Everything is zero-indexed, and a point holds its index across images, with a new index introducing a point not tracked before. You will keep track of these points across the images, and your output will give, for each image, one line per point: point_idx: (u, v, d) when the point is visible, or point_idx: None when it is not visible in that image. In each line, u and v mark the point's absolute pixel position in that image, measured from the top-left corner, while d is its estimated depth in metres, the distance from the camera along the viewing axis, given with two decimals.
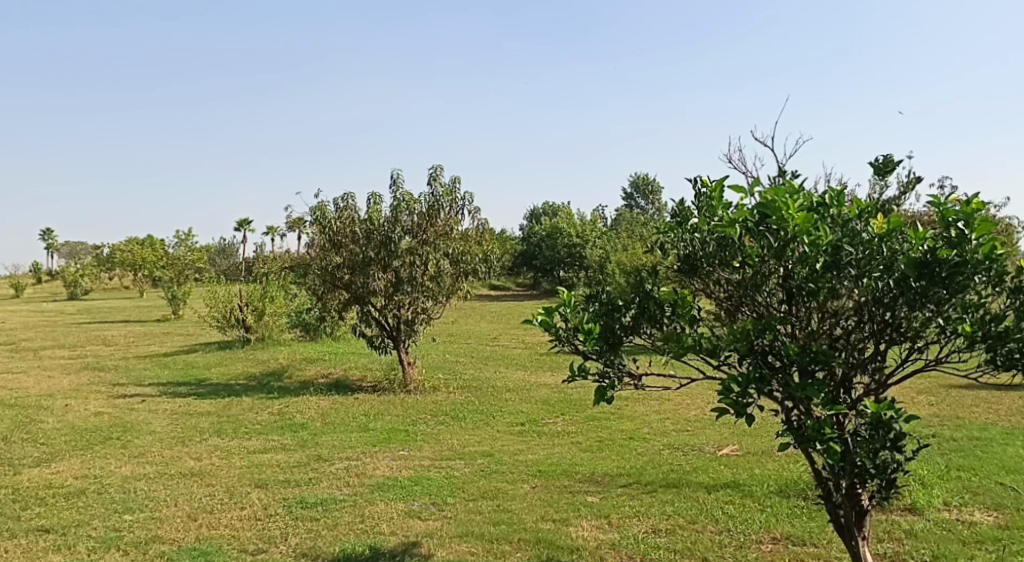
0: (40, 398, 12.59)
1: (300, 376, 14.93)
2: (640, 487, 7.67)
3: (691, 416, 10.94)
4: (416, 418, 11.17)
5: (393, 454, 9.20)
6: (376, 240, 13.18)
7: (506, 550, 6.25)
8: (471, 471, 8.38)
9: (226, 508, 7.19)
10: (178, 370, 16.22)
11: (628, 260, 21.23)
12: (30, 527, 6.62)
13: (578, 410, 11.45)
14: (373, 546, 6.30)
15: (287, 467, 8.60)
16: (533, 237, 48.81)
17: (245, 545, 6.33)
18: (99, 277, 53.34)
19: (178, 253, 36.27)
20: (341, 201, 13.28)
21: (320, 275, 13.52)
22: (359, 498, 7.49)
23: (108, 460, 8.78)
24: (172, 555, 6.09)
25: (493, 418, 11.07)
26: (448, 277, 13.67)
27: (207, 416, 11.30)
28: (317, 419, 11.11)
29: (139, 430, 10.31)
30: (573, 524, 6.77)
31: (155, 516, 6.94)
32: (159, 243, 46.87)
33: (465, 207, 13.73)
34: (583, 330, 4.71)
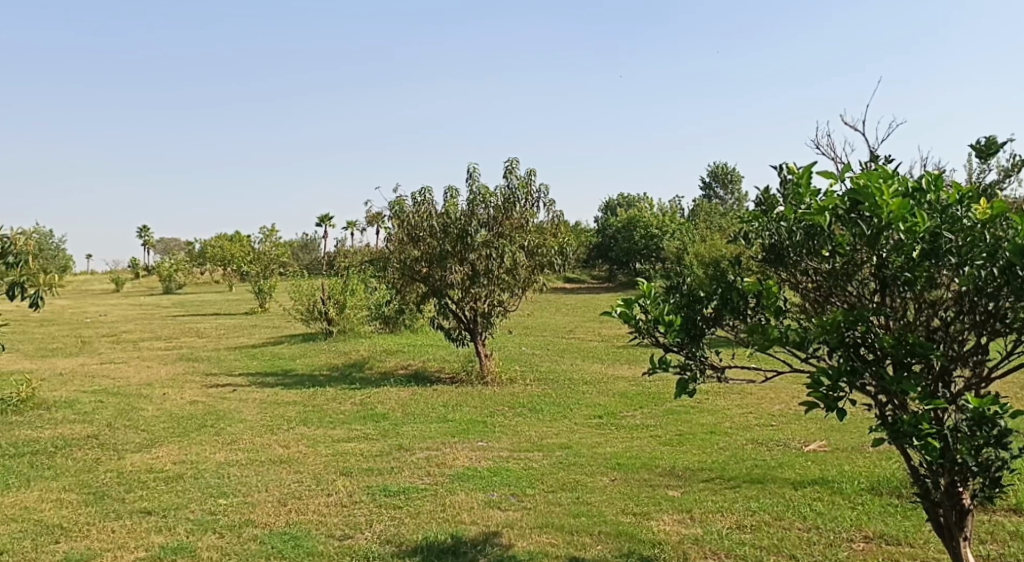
0: (140, 387, 13.23)
1: (380, 368, 15.24)
2: (723, 482, 7.53)
3: (775, 411, 10.69)
4: (495, 409, 11.26)
5: (472, 445, 9.29)
6: (453, 233, 13.30)
7: (587, 543, 6.23)
8: (550, 462, 8.40)
9: (314, 494, 7.40)
10: (265, 360, 16.77)
11: (707, 251, 20.83)
12: (134, 509, 6.96)
13: (657, 404, 11.33)
14: (455, 535, 6.39)
15: (370, 456, 8.79)
16: (609, 229, 48.47)
17: (332, 531, 6.49)
18: (192, 272, 55.74)
19: (264, 248, 37.49)
20: (419, 195, 13.47)
21: (399, 269, 13.76)
22: (440, 487, 7.60)
23: (204, 446, 9.15)
24: (264, 539, 6.30)
25: (571, 410, 11.07)
26: (524, 269, 13.63)
27: (294, 406, 11.65)
28: (397, 410, 11.33)
29: (231, 418, 10.72)
30: (654, 518, 6.70)
31: (248, 501, 7.20)
32: (246, 239, 48.59)
33: (541, 200, 13.71)
34: (663, 322, 4.66)
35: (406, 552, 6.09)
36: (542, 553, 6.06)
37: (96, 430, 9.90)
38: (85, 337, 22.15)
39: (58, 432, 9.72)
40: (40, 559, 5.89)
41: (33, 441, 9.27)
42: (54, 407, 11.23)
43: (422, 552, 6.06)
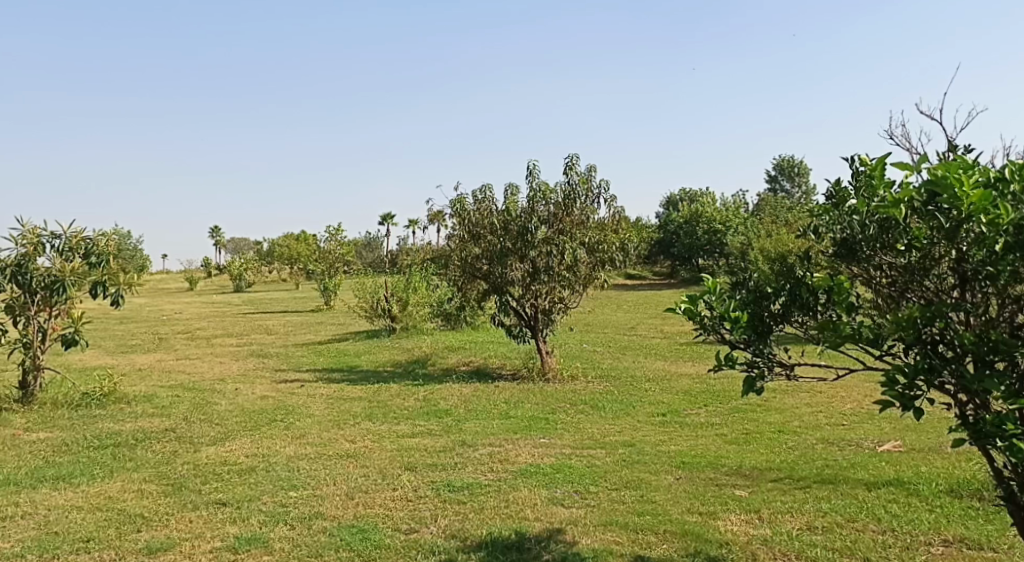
0: (213, 382, 13.63)
1: (442, 364, 15.37)
2: (792, 482, 7.38)
3: (846, 410, 10.41)
4: (557, 406, 11.25)
5: (535, 441, 9.29)
6: (513, 230, 13.32)
7: (652, 542, 6.18)
8: (614, 460, 8.35)
9: (380, 488, 7.51)
10: (331, 357, 17.10)
11: (773, 246, 20.39)
12: (209, 500, 7.18)
13: (723, 402, 11.15)
14: (519, 531, 6.40)
15: (434, 451, 8.88)
16: (671, 225, 47.93)
17: (398, 525, 6.58)
18: (261, 271, 57.23)
19: (329, 247, 38.22)
20: (479, 193, 13.54)
21: (460, 266, 13.85)
22: (504, 483, 7.63)
23: (274, 440, 9.38)
24: (333, 531, 6.42)
25: (634, 408, 10.98)
26: (584, 266, 13.56)
27: (359, 401, 11.85)
28: (460, 406, 11.41)
29: (299, 413, 10.95)
30: (721, 518, 6.60)
31: (317, 494, 7.35)
32: (312, 238, 49.61)
33: (601, 196, 13.62)
34: (729, 318, 4.60)
35: (471, 547, 6.13)
36: (607, 551, 6.02)
37: (172, 423, 10.24)
38: (161, 334, 22.95)
39: (138, 425, 10.09)
40: (123, 546, 6.12)
41: (115, 433, 9.64)
42: (134, 401, 11.65)
43: (487, 548, 6.09)
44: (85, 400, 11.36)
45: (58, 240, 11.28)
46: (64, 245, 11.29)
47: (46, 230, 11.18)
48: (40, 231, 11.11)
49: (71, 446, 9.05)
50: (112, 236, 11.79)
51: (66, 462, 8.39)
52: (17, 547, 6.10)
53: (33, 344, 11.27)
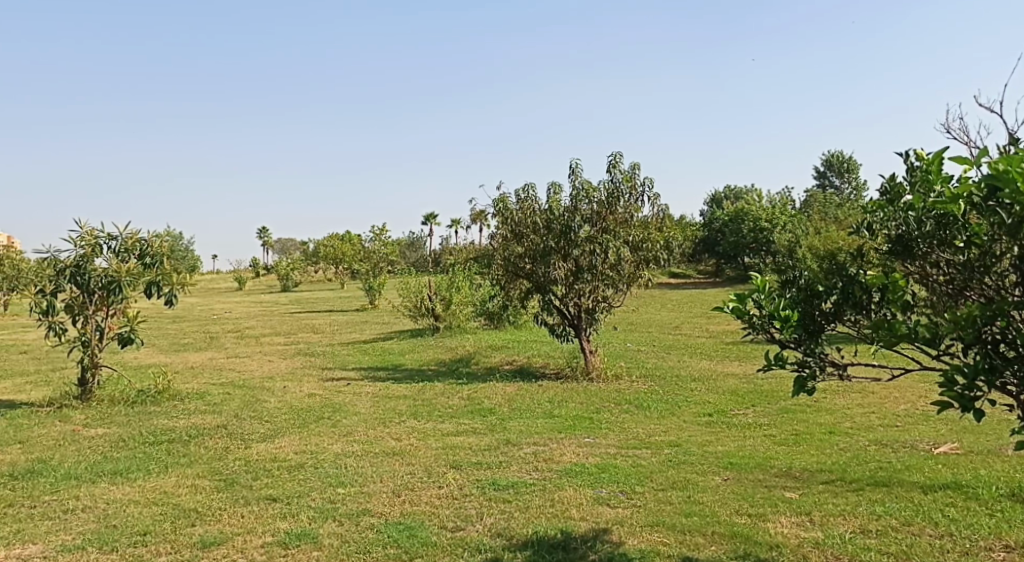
0: (262, 380, 13.87)
1: (486, 363, 15.41)
2: (844, 485, 7.23)
3: (900, 411, 10.18)
4: (601, 406, 11.19)
5: (580, 441, 9.26)
6: (556, 229, 13.29)
7: (700, 543, 6.11)
8: (659, 460, 8.28)
9: (426, 486, 7.55)
10: (377, 355, 17.25)
11: (821, 244, 20.01)
12: (260, 496, 7.30)
13: (771, 402, 10.99)
14: (565, 530, 6.39)
15: (479, 450, 8.91)
16: (716, 223, 47.40)
17: (444, 523, 6.61)
18: (307, 271, 58.07)
19: (373, 247, 38.59)
20: (522, 192, 13.54)
21: (503, 266, 13.88)
22: (549, 482, 7.62)
23: (322, 437, 9.51)
24: (380, 528, 6.49)
25: (680, 407, 10.88)
26: (628, 264, 13.46)
27: (404, 400, 11.94)
28: (504, 405, 11.42)
29: (346, 411, 11.08)
30: (771, 520, 6.50)
31: (364, 491, 7.42)
32: (356, 238, 50.15)
33: (645, 194, 13.52)
34: (779, 317, 4.51)
35: (517, 545, 6.13)
36: (654, 552, 5.97)
37: (224, 420, 10.45)
38: (212, 333, 23.42)
39: (190, 422, 10.31)
40: (178, 540, 6.26)
41: (169, 430, 9.86)
42: (186, 398, 11.91)
43: (533, 547, 6.09)
44: (140, 397, 11.65)
45: (114, 241, 11.59)
46: (120, 246, 11.60)
47: (103, 232, 11.49)
48: (97, 233, 11.42)
49: (128, 442, 9.28)
50: (166, 237, 12.07)
51: (123, 457, 8.61)
52: (77, 540, 6.27)
53: (92, 342, 11.59)
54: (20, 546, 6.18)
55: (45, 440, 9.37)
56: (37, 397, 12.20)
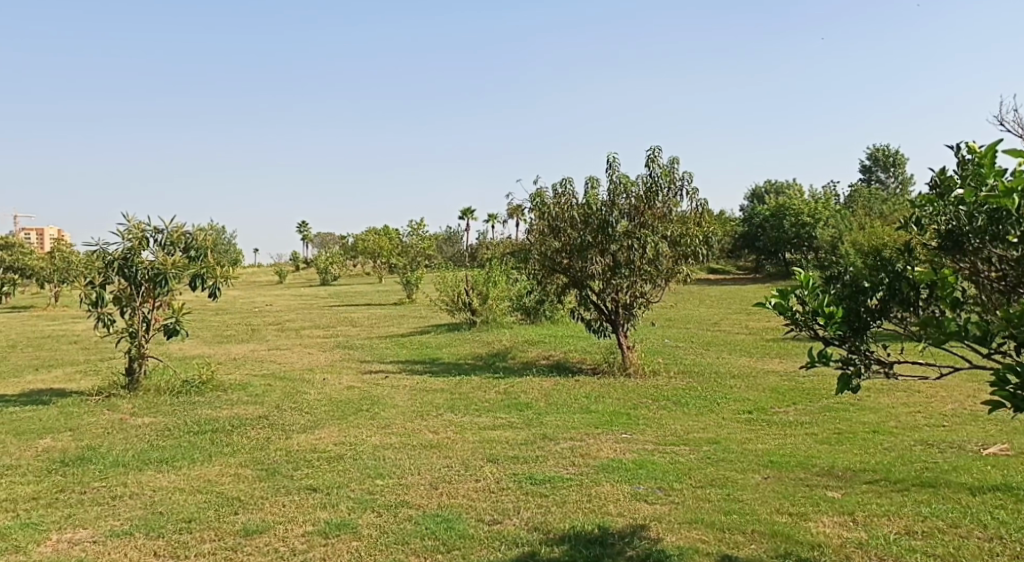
0: (303, 372, 14.05)
1: (523, 358, 15.42)
2: (889, 485, 7.11)
3: (947, 411, 9.96)
4: (639, 402, 11.13)
5: (617, 437, 9.22)
6: (594, 224, 13.25)
7: (740, 541, 6.05)
8: (698, 457, 8.21)
9: (464, 479, 7.59)
10: (414, 349, 17.35)
11: (866, 239, 19.62)
12: (301, 486, 7.39)
13: (813, 400, 10.82)
14: (602, 525, 6.37)
15: (516, 444, 8.91)
16: (756, 218, 46.80)
17: (482, 516, 6.63)
18: (345, 265, 58.68)
19: (411, 241, 38.83)
20: (559, 186, 13.49)
21: (540, 260, 13.85)
22: (586, 477, 7.60)
23: (361, 429, 9.59)
24: (419, 520, 6.53)
25: (719, 405, 10.77)
26: (666, 259, 13.33)
27: (442, 393, 12.00)
28: (540, 399, 11.42)
29: (384, 403, 11.18)
30: (813, 519, 6.42)
31: (403, 483, 7.48)
32: (394, 233, 50.51)
33: (684, 188, 13.38)
34: (823, 314, 4.41)
35: (555, 540, 6.13)
36: (693, 549, 5.93)
37: (265, 411, 10.60)
38: (253, 325, 23.78)
39: (233, 412, 10.49)
40: (222, 528, 6.37)
41: (212, 419, 10.04)
42: (229, 389, 12.11)
43: (570, 541, 6.09)
44: (185, 387, 11.87)
45: (161, 234, 11.82)
46: (166, 239, 11.83)
47: (150, 225, 11.73)
48: (145, 226, 11.66)
49: (173, 431, 9.47)
50: (210, 230, 12.28)
51: (168, 446, 8.79)
52: (126, 525, 6.42)
53: (139, 333, 11.83)
54: (71, 530, 6.34)
55: (94, 428, 9.60)
56: (86, 385, 12.52)
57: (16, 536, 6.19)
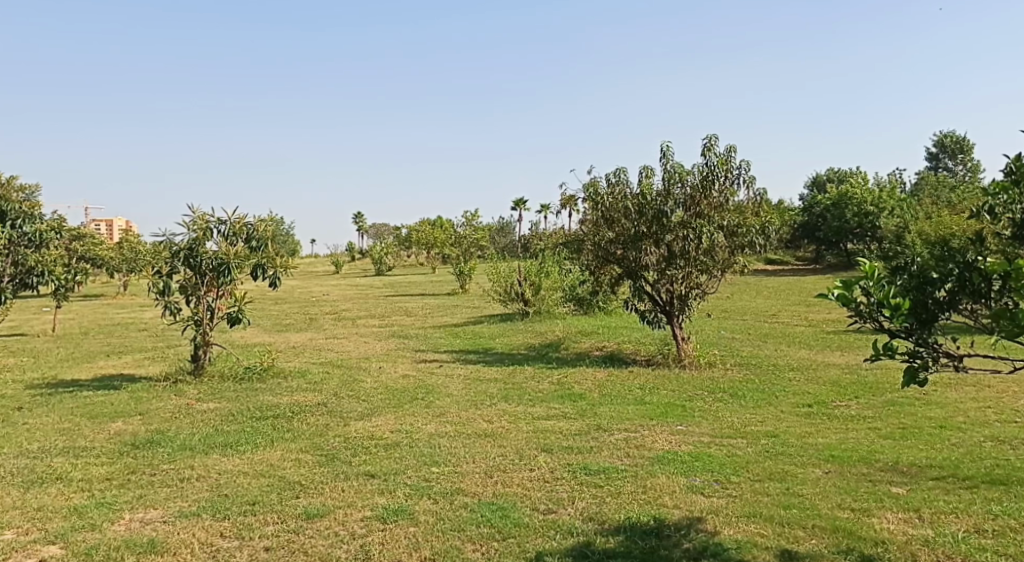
0: (360, 361, 14.26)
1: (576, 349, 15.39)
2: (956, 481, 6.91)
3: (1019, 407, 9.60)
4: (694, 394, 11.03)
5: (672, 428, 9.14)
6: (648, 214, 13.13)
7: (800, 536, 5.95)
8: (755, 451, 8.09)
9: (518, 468, 7.62)
10: (468, 339, 17.47)
11: (932, 228, 18.99)
12: (359, 471, 7.52)
13: (876, 394, 10.56)
14: (657, 517, 6.33)
15: (569, 434, 8.90)
16: (817, 207, 45.76)
17: (536, 505, 6.65)
18: (400, 255, 59.35)
19: (465, 232, 39.14)
20: (613, 176, 13.41)
21: (593, 251, 13.78)
22: (641, 469, 7.55)
23: (417, 418, 9.70)
24: (474, 508, 6.58)
25: (777, 398, 10.59)
26: (722, 250, 13.12)
27: (495, 383, 12.06)
28: (594, 390, 11.40)
29: (439, 392, 11.29)
30: (876, 515, 6.28)
31: (458, 471, 7.55)
32: (448, 224, 50.87)
33: (741, 177, 13.13)
34: (889, 305, 4.26)
35: (610, 530, 6.12)
36: (751, 543, 5.86)
37: (324, 398, 10.80)
38: (311, 314, 24.24)
39: (293, 399, 10.71)
40: (285, 511, 6.52)
41: (273, 406, 10.26)
42: (289, 376, 12.39)
43: (625, 532, 6.07)
44: (248, 374, 12.17)
45: (224, 225, 12.10)
46: (229, 230, 12.09)
47: (213, 217, 12.01)
48: (208, 218, 11.95)
49: (236, 416, 9.72)
50: (271, 221, 12.53)
51: (232, 431, 9.02)
52: (193, 506, 6.62)
53: (204, 322, 12.15)
54: (142, 510, 6.57)
55: (163, 412, 9.92)
56: (154, 372, 12.93)
57: (91, 515, 6.44)
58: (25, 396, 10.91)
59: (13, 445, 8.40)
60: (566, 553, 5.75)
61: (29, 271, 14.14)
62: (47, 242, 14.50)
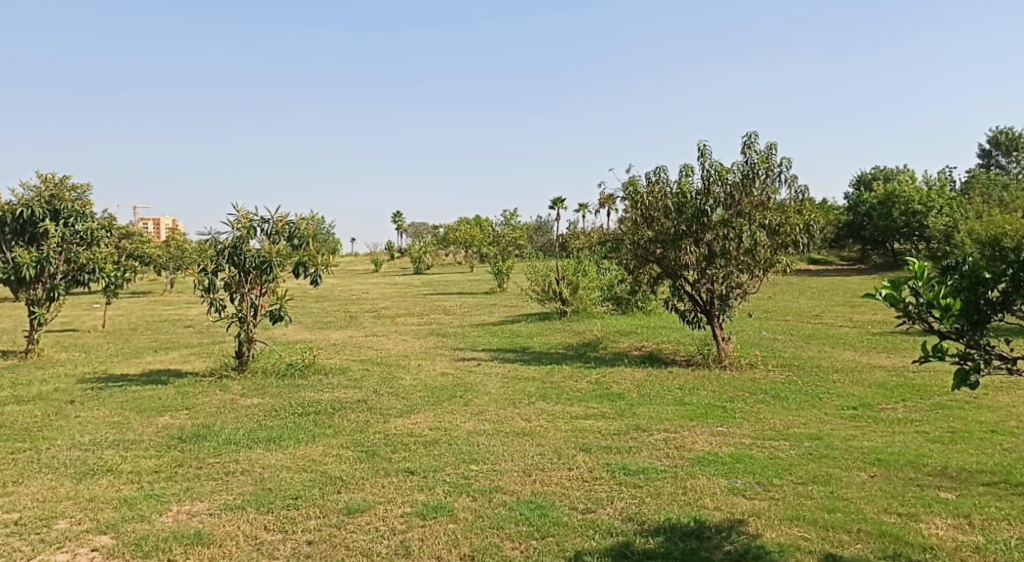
0: (399, 359, 14.35)
1: (614, 348, 15.32)
2: (1008, 487, 6.73)
3: None
4: (735, 395, 10.91)
5: (712, 429, 9.05)
6: (688, 213, 13.00)
7: (845, 541, 5.85)
8: (798, 453, 7.96)
9: (557, 467, 7.61)
10: (506, 338, 17.49)
11: (983, 228, 18.52)
12: (399, 468, 7.58)
13: (924, 396, 10.33)
14: (698, 519, 6.26)
15: (608, 434, 8.86)
16: (863, 205, 44.87)
17: (575, 504, 6.63)
18: (438, 254, 59.67)
19: (503, 232, 39.28)
20: (653, 174, 13.30)
21: (632, 250, 13.70)
22: (681, 470, 7.49)
23: (455, 415, 9.74)
24: (513, 506, 6.58)
25: (820, 400, 10.42)
26: (764, 249, 12.93)
27: (533, 381, 12.06)
28: (633, 390, 11.34)
29: (477, 390, 11.33)
30: (924, 520, 6.15)
31: (497, 469, 7.56)
32: (487, 224, 50.97)
33: (783, 175, 12.94)
34: (939, 306, 4.16)
35: (650, 531, 6.08)
36: (794, 546, 5.77)
37: (363, 395, 10.89)
38: (351, 312, 24.48)
39: (334, 395, 10.83)
40: (327, 505, 6.59)
41: (315, 402, 10.39)
42: (330, 373, 12.53)
43: (665, 533, 6.02)
44: (290, 370, 12.34)
45: (267, 224, 12.28)
46: (272, 229, 12.28)
47: (257, 215, 12.20)
48: (252, 216, 12.14)
49: (279, 412, 9.86)
50: (312, 220, 12.67)
51: (275, 426, 9.14)
52: (238, 500, 6.73)
53: (247, 318, 12.33)
54: (189, 503, 6.69)
55: (208, 407, 10.09)
56: (200, 367, 13.18)
57: (140, 506, 6.58)
58: (77, 390, 11.20)
59: (66, 437, 8.62)
60: (605, 553, 5.72)
61: (80, 268, 14.49)
62: (98, 240, 14.84)
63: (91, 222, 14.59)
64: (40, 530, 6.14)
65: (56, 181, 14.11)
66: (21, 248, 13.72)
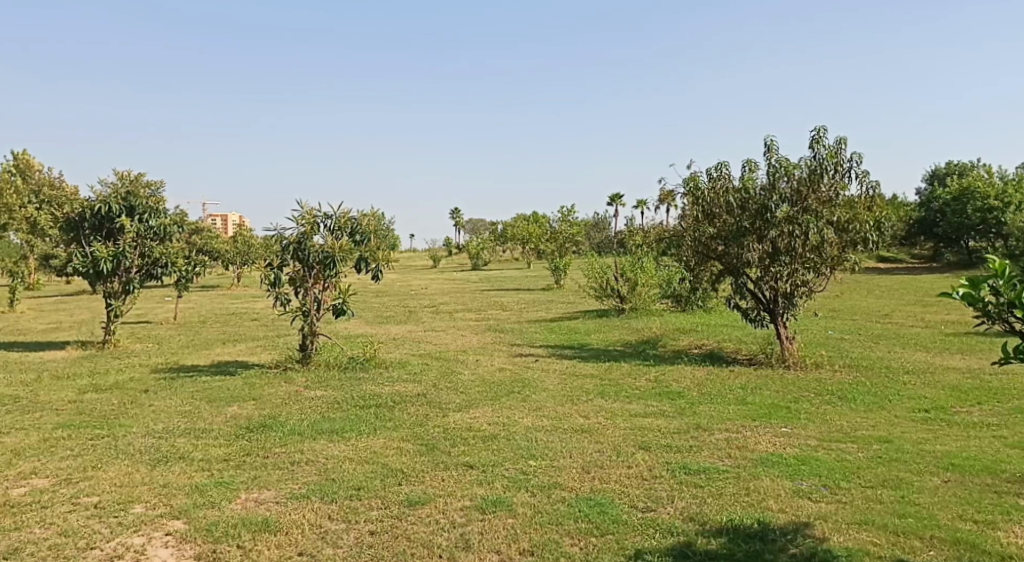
0: (458, 354, 14.43)
1: (674, 346, 15.12)
2: None
3: None
4: (799, 395, 10.66)
5: (776, 430, 8.86)
6: (752, 209, 12.73)
7: (917, 547, 5.67)
8: (867, 456, 7.73)
9: (615, 465, 7.54)
10: (564, 334, 17.43)
11: None
12: (459, 461, 7.62)
13: (1002, 400, 9.92)
14: (763, 521, 6.13)
15: (669, 433, 8.75)
16: (935, 201, 43.37)
17: (634, 502, 6.57)
18: (496, 251, 59.88)
19: (561, 228, 39.22)
20: (715, 170, 13.09)
21: (692, 247, 13.51)
22: (744, 470, 7.35)
23: (514, 411, 9.75)
24: (572, 502, 6.55)
25: (890, 401, 10.12)
26: (832, 246, 12.58)
27: (592, 378, 11.99)
28: (693, 389, 11.18)
29: (536, 386, 11.32)
30: (1002, 529, 5.91)
31: (555, 465, 7.54)
32: (545, 220, 50.93)
33: (853, 171, 12.58)
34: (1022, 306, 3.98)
35: (712, 531, 5.98)
36: (863, 552, 5.62)
37: (423, 389, 10.98)
38: (410, 307, 24.73)
39: (394, 389, 10.95)
40: (389, 497, 6.66)
41: (376, 395, 10.53)
42: (391, 367, 12.69)
43: (728, 534, 5.92)
44: (352, 363, 12.54)
45: (330, 219, 12.49)
46: (335, 224, 12.48)
47: (321, 211, 12.41)
48: (316, 212, 12.36)
49: (342, 404, 10.02)
50: (374, 216, 12.78)
51: (338, 418, 9.28)
52: (303, 489, 6.86)
53: (311, 312, 12.56)
54: (256, 491, 6.84)
55: (274, 398, 10.33)
56: (266, 359, 13.49)
57: (211, 493, 6.76)
58: (151, 380, 11.57)
59: (141, 425, 8.92)
60: (666, 552, 5.65)
61: (154, 262, 14.98)
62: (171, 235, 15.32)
63: (164, 217, 15.04)
64: (118, 513, 6.35)
65: (132, 177, 14.63)
66: (98, 243, 14.24)
